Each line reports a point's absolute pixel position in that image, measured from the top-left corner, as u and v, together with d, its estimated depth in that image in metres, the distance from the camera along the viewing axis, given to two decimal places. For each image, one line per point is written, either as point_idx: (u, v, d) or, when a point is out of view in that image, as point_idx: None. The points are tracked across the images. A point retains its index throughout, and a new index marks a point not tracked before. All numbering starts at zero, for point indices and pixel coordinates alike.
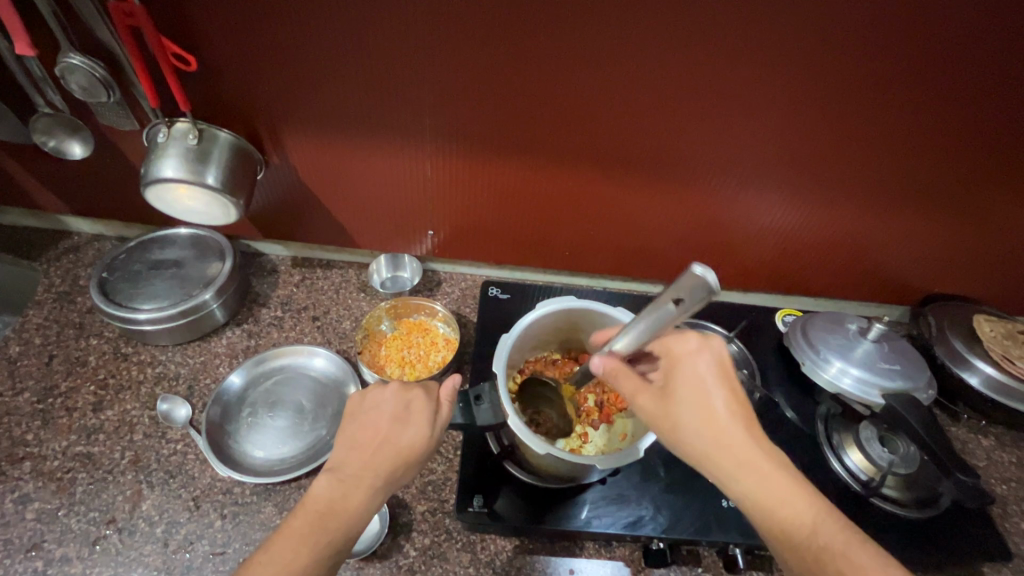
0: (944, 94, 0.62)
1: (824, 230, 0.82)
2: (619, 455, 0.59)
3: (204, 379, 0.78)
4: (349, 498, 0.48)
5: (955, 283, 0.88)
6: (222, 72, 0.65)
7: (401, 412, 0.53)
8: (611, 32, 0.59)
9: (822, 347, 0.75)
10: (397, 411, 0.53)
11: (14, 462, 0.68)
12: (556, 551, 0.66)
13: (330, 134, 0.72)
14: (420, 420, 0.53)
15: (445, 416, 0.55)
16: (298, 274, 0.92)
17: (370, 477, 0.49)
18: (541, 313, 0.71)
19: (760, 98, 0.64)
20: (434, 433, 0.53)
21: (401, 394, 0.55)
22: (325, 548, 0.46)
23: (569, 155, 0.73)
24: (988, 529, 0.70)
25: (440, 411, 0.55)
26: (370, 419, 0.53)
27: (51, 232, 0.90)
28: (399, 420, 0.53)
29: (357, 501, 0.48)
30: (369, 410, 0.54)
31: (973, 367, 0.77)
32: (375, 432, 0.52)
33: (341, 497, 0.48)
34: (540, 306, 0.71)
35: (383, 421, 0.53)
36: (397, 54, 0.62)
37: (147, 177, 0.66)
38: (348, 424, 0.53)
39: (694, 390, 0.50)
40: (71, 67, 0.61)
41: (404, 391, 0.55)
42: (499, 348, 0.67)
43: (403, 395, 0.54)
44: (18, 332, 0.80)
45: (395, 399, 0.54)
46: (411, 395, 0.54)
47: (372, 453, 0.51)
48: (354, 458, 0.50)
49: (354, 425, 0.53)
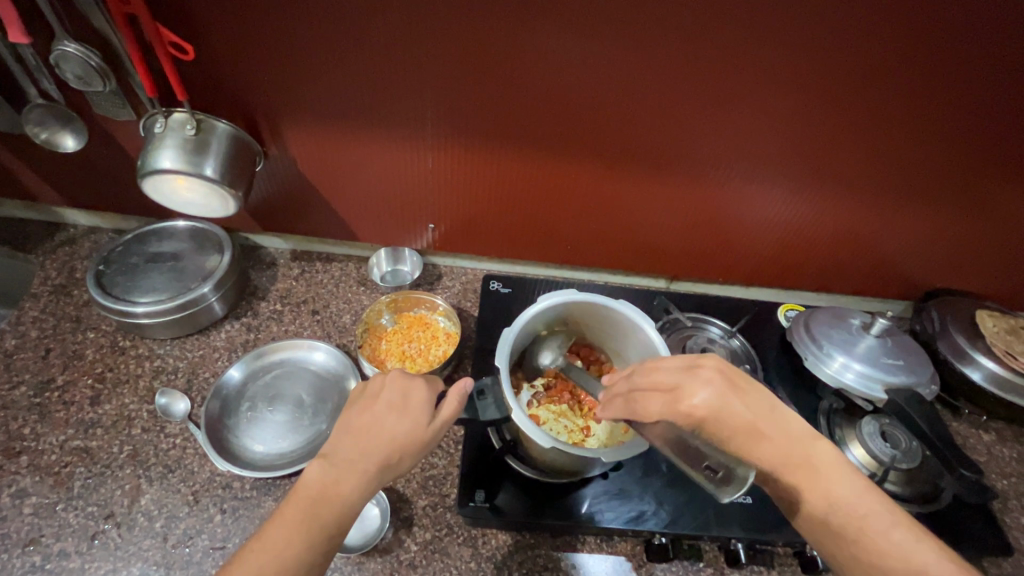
0: (950, 87, 0.61)
1: (827, 225, 0.81)
2: (622, 449, 0.58)
3: (203, 373, 0.77)
4: (343, 486, 0.47)
5: (956, 278, 0.88)
6: (220, 61, 0.64)
7: (401, 399, 0.52)
8: (615, 22, 0.58)
9: (824, 342, 0.75)
10: (397, 399, 0.52)
11: (11, 456, 0.68)
12: (558, 545, 0.66)
13: (330, 125, 0.71)
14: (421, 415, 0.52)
15: (447, 416, 0.53)
16: (297, 267, 0.91)
17: (362, 463, 0.48)
18: (543, 306, 0.70)
19: (766, 90, 0.63)
20: (434, 427, 0.52)
21: (401, 383, 0.54)
22: (317, 535, 0.45)
23: (571, 148, 0.72)
24: (989, 524, 0.70)
25: (441, 410, 0.53)
26: (368, 408, 0.52)
27: (47, 224, 0.89)
28: (397, 411, 0.51)
29: (350, 489, 0.47)
30: (370, 397, 0.53)
31: (975, 362, 0.77)
32: (371, 418, 0.51)
33: (333, 484, 0.47)
34: (542, 299, 0.70)
35: (382, 412, 0.51)
36: (397, 43, 0.61)
37: (144, 168, 0.65)
38: (348, 414, 0.52)
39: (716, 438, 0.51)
40: (65, 55, 0.60)
41: (405, 380, 0.54)
42: (501, 342, 0.66)
43: (404, 384, 0.54)
44: (14, 325, 0.79)
45: (395, 388, 0.53)
46: (410, 386, 0.53)
47: (368, 442, 0.49)
48: (347, 446, 0.49)
49: (354, 411, 0.52)
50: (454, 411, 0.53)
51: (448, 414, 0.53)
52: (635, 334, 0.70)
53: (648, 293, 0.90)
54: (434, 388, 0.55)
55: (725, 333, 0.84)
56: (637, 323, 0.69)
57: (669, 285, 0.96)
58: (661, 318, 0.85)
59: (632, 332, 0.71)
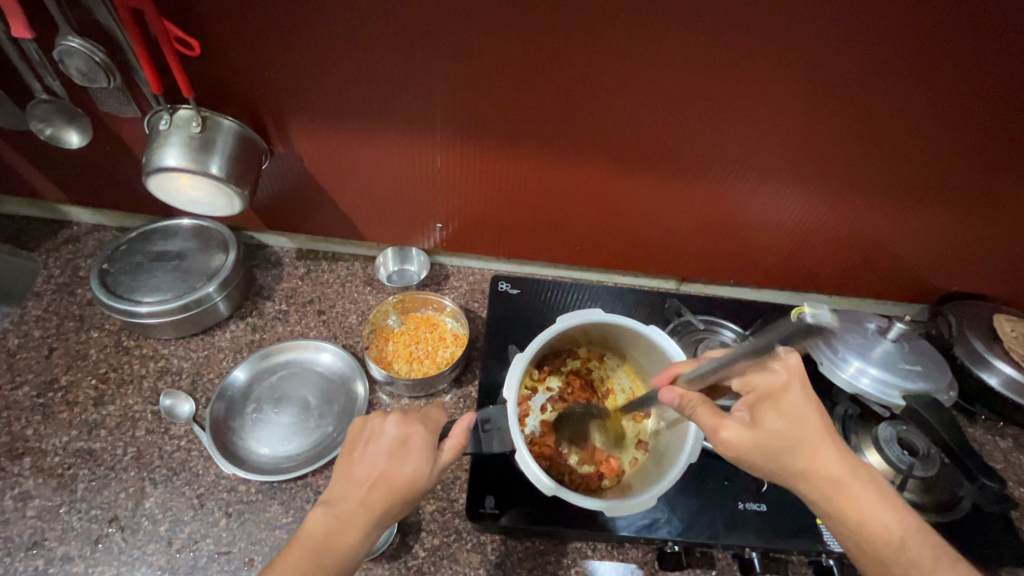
0: (974, 88, 0.60)
1: (843, 227, 0.80)
2: (629, 502, 0.57)
3: (208, 373, 0.76)
4: (345, 535, 0.46)
5: (973, 281, 0.86)
6: (227, 58, 0.63)
7: (399, 446, 0.51)
8: (631, 20, 0.56)
9: (841, 346, 0.72)
10: (395, 446, 0.51)
11: (14, 457, 0.67)
12: (570, 553, 0.65)
13: (339, 123, 0.70)
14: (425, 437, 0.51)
15: (446, 461, 0.51)
16: (302, 266, 0.90)
17: (366, 516, 0.47)
18: (559, 327, 0.69)
19: (784, 91, 0.62)
20: (433, 474, 0.50)
21: (402, 426, 0.52)
22: None
23: (583, 148, 0.71)
24: (1007, 533, 0.68)
25: (442, 454, 0.51)
26: (368, 455, 0.51)
27: (50, 222, 0.88)
28: (396, 455, 0.50)
29: (353, 539, 0.46)
30: (370, 435, 0.52)
31: (992, 367, 0.76)
32: (371, 467, 0.50)
33: (336, 531, 0.47)
34: (559, 320, 0.69)
35: (381, 454, 0.50)
36: (406, 41, 0.60)
37: (148, 166, 0.64)
38: (348, 460, 0.51)
39: (792, 421, 0.47)
40: (69, 50, 0.59)
41: (406, 424, 0.53)
42: (512, 367, 0.65)
43: (404, 428, 0.52)
44: (17, 324, 0.78)
45: (394, 433, 0.52)
46: (410, 429, 0.52)
47: (373, 483, 0.49)
48: (350, 494, 0.48)
49: (355, 455, 0.51)
50: (454, 453, 0.51)
51: (448, 459, 0.51)
52: (661, 355, 0.69)
53: (658, 294, 0.89)
54: (435, 428, 0.53)
55: (737, 337, 0.83)
56: (664, 350, 0.68)
57: (679, 286, 0.95)
58: (671, 321, 0.85)
59: (657, 356, 0.70)
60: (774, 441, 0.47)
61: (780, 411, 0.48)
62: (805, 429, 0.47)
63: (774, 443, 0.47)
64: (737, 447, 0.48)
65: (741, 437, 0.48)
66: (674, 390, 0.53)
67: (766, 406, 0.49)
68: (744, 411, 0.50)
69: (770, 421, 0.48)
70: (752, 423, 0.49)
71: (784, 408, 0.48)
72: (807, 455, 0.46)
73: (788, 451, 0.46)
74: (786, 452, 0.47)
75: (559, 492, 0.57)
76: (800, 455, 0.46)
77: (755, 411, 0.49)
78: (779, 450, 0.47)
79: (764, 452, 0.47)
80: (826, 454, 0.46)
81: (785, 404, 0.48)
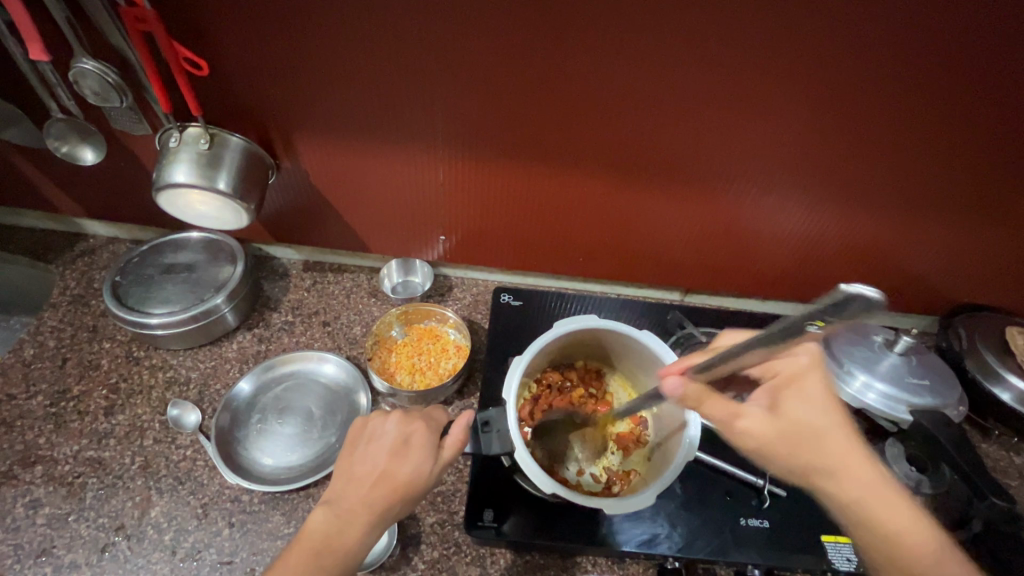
0: (980, 96, 0.59)
1: (849, 239, 0.79)
2: (631, 500, 0.57)
3: (215, 384, 0.78)
4: (345, 535, 0.47)
5: (985, 293, 0.84)
6: (234, 76, 0.64)
7: (400, 445, 0.51)
8: (627, 34, 0.57)
9: (846, 359, 0.72)
10: (396, 444, 0.51)
11: (26, 465, 0.69)
12: (568, 567, 0.64)
13: (343, 139, 0.71)
14: (421, 450, 0.51)
15: (447, 458, 0.52)
16: (309, 278, 0.91)
17: (364, 514, 0.47)
18: (555, 335, 0.69)
19: (786, 100, 0.61)
20: (434, 473, 0.51)
21: (401, 426, 0.53)
22: None
23: (583, 159, 0.71)
24: None
25: (443, 451, 0.52)
26: (369, 454, 0.51)
27: (67, 235, 0.91)
28: (397, 455, 0.51)
29: (351, 544, 0.47)
30: (369, 439, 0.52)
31: (1005, 382, 0.74)
32: (371, 468, 0.50)
33: (336, 532, 0.47)
34: (555, 327, 0.69)
35: (381, 454, 0.51)
36: (406, 54, 0.60)
37: (158, 182, 0.65)
38: (348, 460, 0.51)
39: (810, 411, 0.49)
40: (83, 71, 0.60)
41: (406, 424, 0.53)
42: (511, 370, 0.65)
43: (404, 426, 0.53)
44: (33, 335, 0.80)
45: (394, 434, 0.52)
46: (411, 428, 0.53)
47: (369, 486, 0.49)
48: (350, 493, 0.49)
49: (354, 457, 0.51)
50: (455, 450, 0.52)
51: (450, 456, 0.52)
52: (657, 365, 0.69)
53: (661, 307, 0.89)
54: (436, 430, 0.54)
55: None
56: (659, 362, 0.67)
57: (684, 297, 0.95)
58: (675, 333, 0.84)
59: (651, 364, 0.70)
60: (795, 425, 0.49)
61: (801, 397, 0.50)
62: (823, 419, 0.49)
63: (793, 429, 0.49)
64: (755, 433, 0.49)
65: (759, 425, 0.49)
66: (677, 380, 0.53)
67: (785, 395, 0.51)
68: (763, 399, 0.52)
69: (792, 407, 0.50)
70: (772, 412, 0.50)
71: (804, 395, 0.50)
72: (824, 442, 0.48)
73: (811, 443, 0.48)
74: (805, 438, 0.48)
75: (558, 490, 0.57)
76: (821, 444, 0.48)
77: (776, 393, 0.52)
78: (802, 437, 0.48)
79: (786, 437, 0.48)
80: (848, 450, 0.48)
81: (805, 390, 0.51)
